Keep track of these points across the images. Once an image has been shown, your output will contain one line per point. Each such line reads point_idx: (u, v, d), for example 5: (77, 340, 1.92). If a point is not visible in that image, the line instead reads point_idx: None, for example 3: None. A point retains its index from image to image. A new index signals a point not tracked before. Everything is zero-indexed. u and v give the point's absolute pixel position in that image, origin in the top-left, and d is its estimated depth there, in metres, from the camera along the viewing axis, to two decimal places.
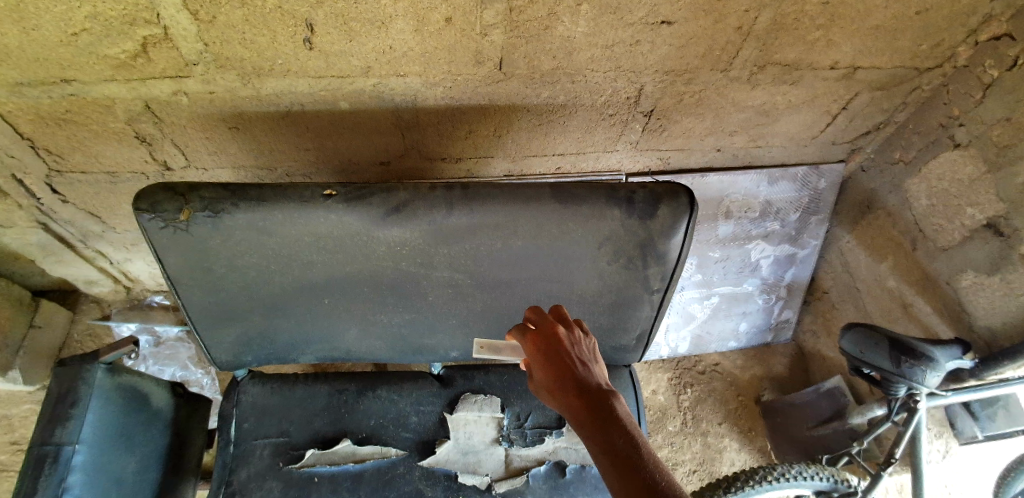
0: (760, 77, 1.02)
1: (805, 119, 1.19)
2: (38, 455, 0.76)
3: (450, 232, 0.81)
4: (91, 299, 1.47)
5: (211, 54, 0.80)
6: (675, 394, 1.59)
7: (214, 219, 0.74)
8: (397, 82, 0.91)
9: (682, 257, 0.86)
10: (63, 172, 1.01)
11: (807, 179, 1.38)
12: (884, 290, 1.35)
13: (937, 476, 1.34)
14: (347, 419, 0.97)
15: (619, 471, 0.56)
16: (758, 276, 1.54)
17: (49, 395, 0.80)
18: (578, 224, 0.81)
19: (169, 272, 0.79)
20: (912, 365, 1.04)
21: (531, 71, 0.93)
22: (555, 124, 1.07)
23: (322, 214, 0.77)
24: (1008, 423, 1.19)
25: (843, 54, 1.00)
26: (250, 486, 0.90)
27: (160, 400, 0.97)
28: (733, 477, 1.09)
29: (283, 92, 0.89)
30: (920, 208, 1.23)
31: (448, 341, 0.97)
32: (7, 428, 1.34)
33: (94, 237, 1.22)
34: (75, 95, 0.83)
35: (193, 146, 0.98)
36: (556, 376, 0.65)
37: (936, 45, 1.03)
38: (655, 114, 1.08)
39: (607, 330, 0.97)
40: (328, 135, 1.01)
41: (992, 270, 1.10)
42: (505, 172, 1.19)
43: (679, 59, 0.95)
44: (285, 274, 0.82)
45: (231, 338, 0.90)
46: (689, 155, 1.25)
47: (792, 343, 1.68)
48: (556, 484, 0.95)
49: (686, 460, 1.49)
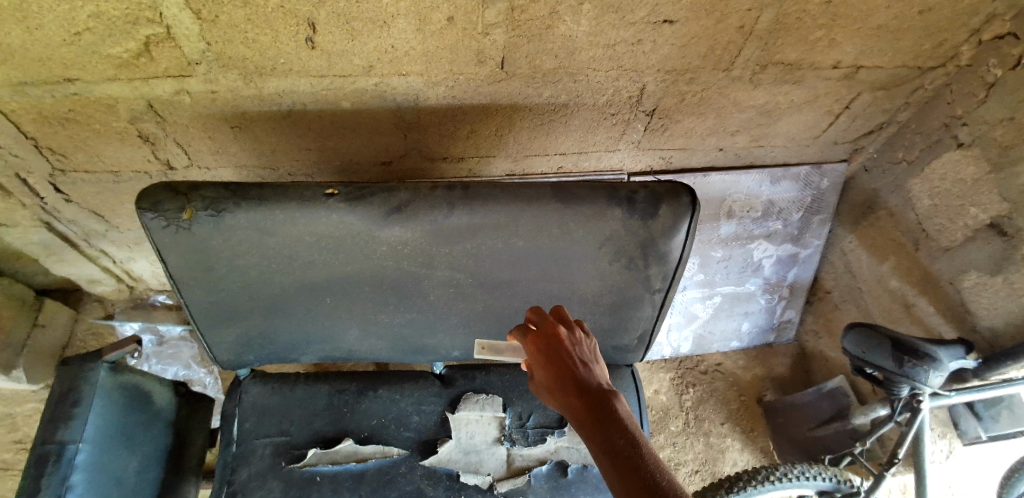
0: (762, 77, 1.02)
1: (807, 119, 1.19)
2: (39, 455, 0.76)
3: (451, 232, 0.81)
4: (94, 298, 1.47)
5: (213, 54, 0.80)
6: (677, 394, 1.59)
7: (216, 219, 0.74)
8: (399, 82, 0.91)
9: (682, 256, 0.86)
10: (67, 172, 1.01)
11: (810, 178, 1.38)
12: (886, 291, 1.35)
13: (940, 476, 1.34)
14: (348, 418, 0.97)
15: (619, 471, 0.56)
16: (760, 276, 1.54)
17: (51, 395, 0.80)
18: (579, 224, 0.81)
19: (171, 271, 0.79)
20: (915, 365, 1.04)
21: (532, 71, 0.93)
22: (556, 123, 1.07)
23: (323, 214, 0.77)
24: (1012, 423, 1.18)
25: (845, 54, 1.00)
26: (251, 486, 0.90)
27: (162, 399, 0.97)
28: (735, 477, 1.08)
29: (284, 92, 0.89)
30: (923, 208, 1.23)
31: (449, 341, 0.97)
32: (11, 426, 1.34)
33: (97, 236, 1.22)
34: (78, 94, 0.84)
35: (195, 146, 0.99)
36: (557, 377, 0.65)
37: (939, 44, 1.03)
38: (656, 113, 1.08)
39: (608, 330, 0.97)
40: (330, 135, 1.01)
41: (996, 270, 1.09)
42: (506, 171, 1.19)
43: (681, 59, 0.95)
44: (286, 273, 0.82)
45: (232, 338, 0.90)
46: (691, 155, 1.25)
47: (794, 343, 1.68)
48: (557, 484, 0.95)
49: (688, 461, 1.49)
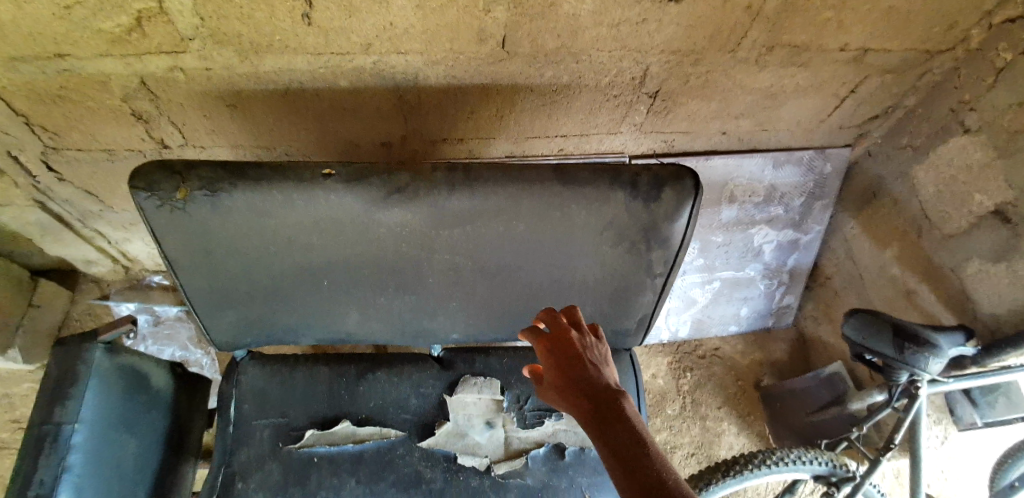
0: (768, 59, 1.00)
1: (813, 103, 1.17)
2: (38, 435, 0.76)
3: (451, 215, 0.80)
4: (90, 278, 1.47)
5: (208, 29, 0.78)
6: (675, 378, 1.59)
7: (213, 199, 0.73)
8: (398, 60, 0.88)
9: (685, 241, 0.85)
10: (59, 150, 0.99)
11: (813, 163, 1.36)
12: (887, 278, 1.34)
13: (934, 460, 1.39)
14: (347, 401, 0.97)
15: (625, 469, 0.56)
16: (761, 261, 1.53)
17: (49, 375, 0.80)
18: (581, 208, 0.80)
19: (167, 253, 0.78)
20: (915, 351, 1.03)
21: (535, 50, 0.90)
22: (558, 104, 1.04)
23: (322, 196, 0.75)
24: (1009, 409, 1.17)
25: (854, 36, 0.97)
26: (250, 467, 0.90)
27: (161, 379, 0.96)
28: (732, 461, 1.09)
29: (281, 69, 0.87)
30: (927, 195, 1.21)
31: (448, 325, 0.96)
32: (9, 406, 1.35)
33: (93, 217, 1.21)
34: (70, 71, 0.81)
35: (191, 125, 0.97)
36: (568, 378, 0.66)
37: (949, 27, 1.01)
38: (660, 95, 1.06)
39: (609, 316, 0.96)
40: (328, 115, 0.99)
41: (999, 258, 1.09)
42: (506, 153, 1.17)
43: (686, 40, 0.93)
44: (285, 256, 0.81)
45: (230, 320, 0.89)
46: (694, 139, 1.23)
47: (793, 328, 1.68)
48: (555, 466, 0.95)
49: (684, 444, 1.50)
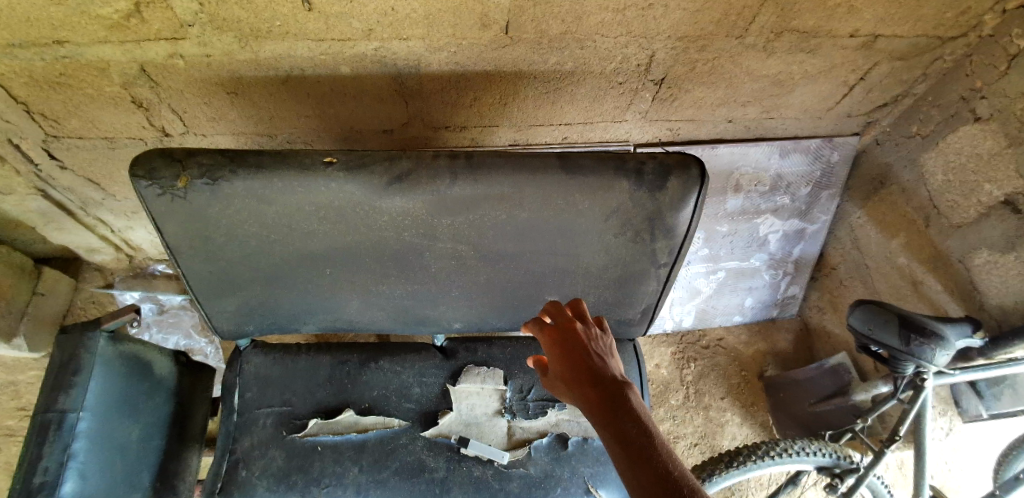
0: (776, 45, 0.98)
1: (822, 90, 1.15)
2: (41, 422, 0.77)
3: (453, 202, 0.79)
4: (94, 267, 1.48)
5: (206, 15, 0.77)
6: (678, 368, 1.59)
7: (214, 187, 0.72)
8: (399, 46, 0.87)
9: (690, 231, 0.84)
10: (60, 137, 0.98)
11: (821, 152, 1.34)
12: (894, 268, 1.32)
13: (938, 452, 1.39)
14: (349, 390, 0.98)
15: (632, 459, 0.56)
16: (766, 251, 1.52)
17: (52, 362, 0.81)
18: (585, 196, 0.79)
19: (168, 240, 0.77)
20: (922, 343, 1.01)
21: (538, 36, 0.88)
22: (562, 91, 1.03)
23: (323, 183, 0.75)
24: (1013, 402, 1.16)
25: (865, 21, 0.95)
26: (254, 454, 0.91)
27: (163, 368, 0.96)
28: (735, 452, 1.09)
29: (282, 56, 0.86)
30: (936, 184, 1.19)
31: (451, 313, 0.96)
32: (15, 394, 1.36)
33: (95, 204, 1.21)
34: (69, 57, 0.80)
35: (191, 112, 0.96)
36: (573, 368, 0.65)
37: (961, 12, 0.99)
38: (666, 82, 1.04)
39: (610, 304, 0.95)
40: (328, 101, 0.98)
41: (1008, 248, 1.07)
42: (510, 141, 1.16)
43: (693, 25, 0.90)
44: (286, 243, 0.80)
45: (233, 307, 0.89)
46: (700, 127, 1.21)
47: (797, 319, 1.67)
48: (557, 456, 0.95)
49: (687, 434, 1.50)
